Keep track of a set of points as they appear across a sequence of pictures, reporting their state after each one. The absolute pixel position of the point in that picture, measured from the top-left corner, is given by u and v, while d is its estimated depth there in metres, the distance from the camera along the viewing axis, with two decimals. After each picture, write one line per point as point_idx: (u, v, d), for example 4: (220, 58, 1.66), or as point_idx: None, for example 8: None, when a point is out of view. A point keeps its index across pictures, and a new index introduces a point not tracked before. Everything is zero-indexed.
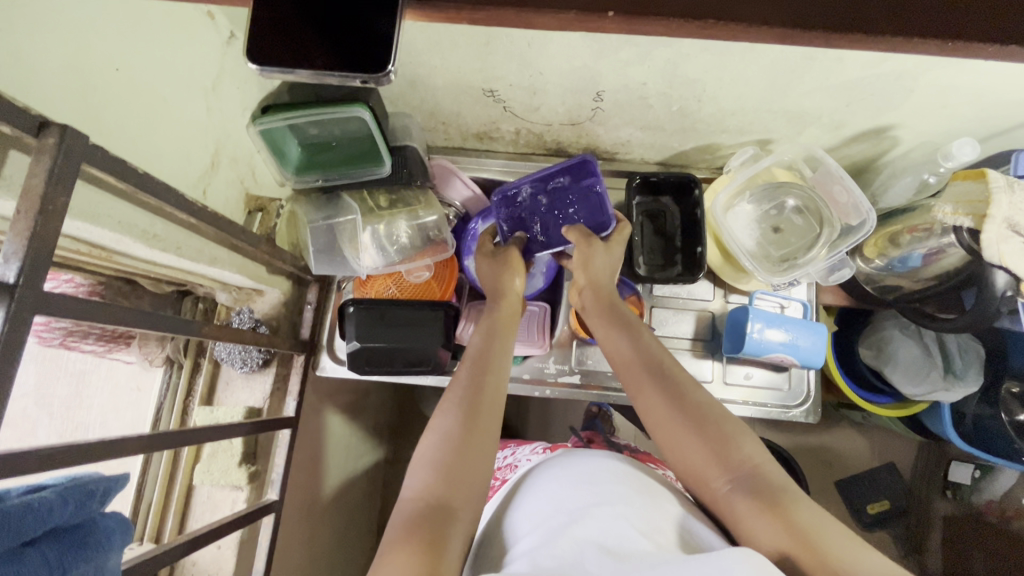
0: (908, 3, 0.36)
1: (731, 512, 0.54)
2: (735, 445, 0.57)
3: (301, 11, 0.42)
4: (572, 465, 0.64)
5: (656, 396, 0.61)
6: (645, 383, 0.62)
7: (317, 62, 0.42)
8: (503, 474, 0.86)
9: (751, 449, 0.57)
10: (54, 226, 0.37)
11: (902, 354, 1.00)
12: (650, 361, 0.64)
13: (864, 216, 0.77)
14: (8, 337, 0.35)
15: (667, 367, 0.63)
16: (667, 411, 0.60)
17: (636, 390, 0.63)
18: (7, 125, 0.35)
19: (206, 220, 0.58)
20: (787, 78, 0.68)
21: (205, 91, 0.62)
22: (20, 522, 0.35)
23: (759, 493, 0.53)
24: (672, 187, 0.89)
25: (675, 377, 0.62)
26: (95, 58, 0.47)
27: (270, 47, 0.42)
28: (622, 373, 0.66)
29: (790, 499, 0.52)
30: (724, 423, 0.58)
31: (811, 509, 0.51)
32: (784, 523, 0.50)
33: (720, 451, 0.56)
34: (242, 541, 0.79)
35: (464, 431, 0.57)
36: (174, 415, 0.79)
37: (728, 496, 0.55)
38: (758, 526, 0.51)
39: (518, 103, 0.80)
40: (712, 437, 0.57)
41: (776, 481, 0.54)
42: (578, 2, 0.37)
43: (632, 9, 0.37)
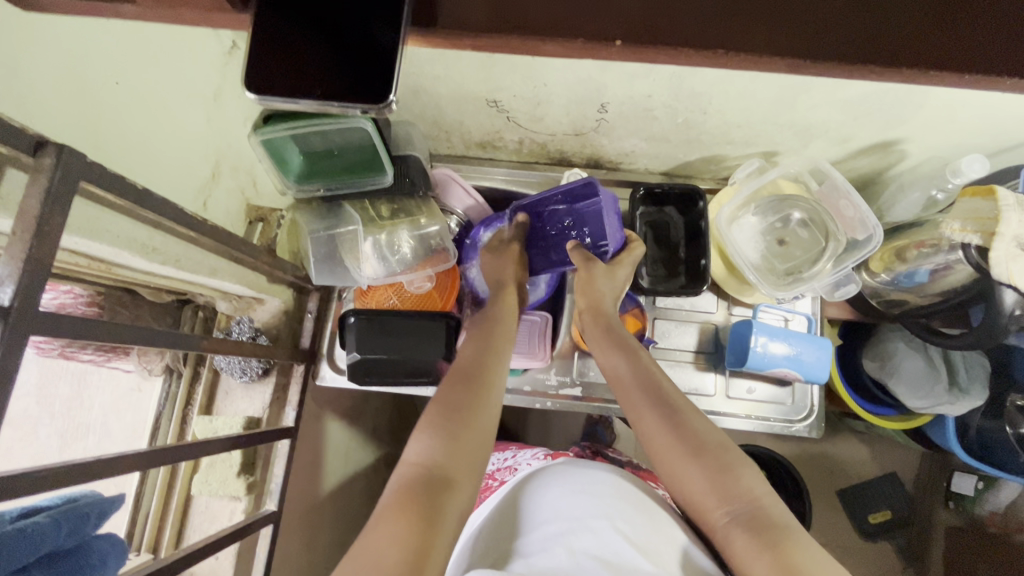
0: (930, 28, 0.39)
1: (729, 545, 0.53)
2: (734, 475, 0.56)
3: (301, 26, 0.41)
4: (571, 472, 0.66)
5: (655, 421, 0.60)
6: (645, 409, 0.62)
7: (319, 87, 0.42)
8: (502, 476, 0.85)
9: (752, 481, 0.56)
10: (50, 247, 0.37)
11: (907, 367, 0.99)
12: (649, 384, 0.64)
13: (871, 231, 0.76)
14: (3, 360, 0.34)
15: (667, 392, 0.63)
16: (667, 435, 0.59)
17: (635, 416, 0.63)
18: (5, 146, 0.35)
19: (206, 233, 0.57)
20: (795, 92, 0.68)
21: (205, 100, 0.61)
22: (13, 548, 0.34)
23: (758, 529, 0.52)
24: (677, 199, 0.88)
25: (675, 402, 0.62)
26: (93, 72, 0.46)
27: (270, 73, 0.41)
28: (621, 395, 0.65)
29: (788, 536, 0.51)
30: (724, 452, 0.57)
31: (810, 548, 0.50)
32: (780, 563, 0.49)
33: (719, 482, 0.55)
34: (240, 551, 0.78)
35: (468, 408, 0.58)
36: (173, 425, 0.80)
37: (727, 529, 0.54)
38: (755, 564, 0.50)
39: (522, 113, 0.79)
40: (711, 465, 0.56)
41: (775, 516, 0.53)
42: (585, 30, 0.40)
43: (639, 40, 0.40)
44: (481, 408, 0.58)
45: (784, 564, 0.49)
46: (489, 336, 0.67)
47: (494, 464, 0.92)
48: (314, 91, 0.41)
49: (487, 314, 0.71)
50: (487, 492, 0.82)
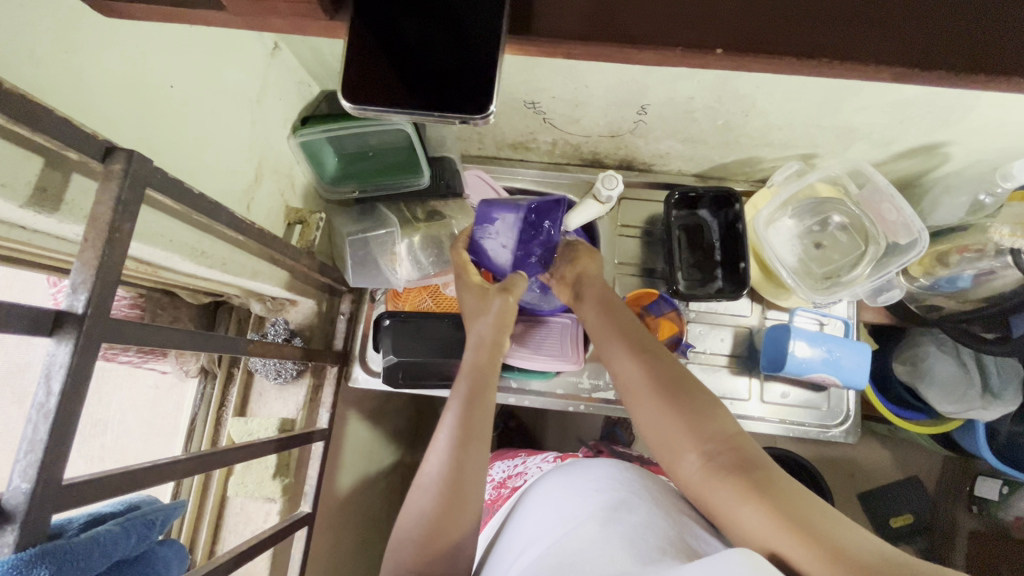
0: None
1: (719, 506, 0.51)
2: (722, 431, 0.55)
3: (380, 38, 0.37)
4: (587, 467, 0.64)
5: (637, 377, 0.61)
6: (638, 384, 0.60)
7: (390, 97, 0.40)
8: (514, 483, 0.85)
9: (729, 427, 0.56)
10: (121, 253, 0.36)
11: (938, 371, 0.97)
12: (645, 359, 0.62)
13: (915, 236, 0.74)
14: (77, 368, 0.34)
15: (654, 353, 0.62)
16: (647, 390, 0.59)
17: (629, 392, 0.61)
18: (76, 153, 0.35)
19: (253, 237, 0.57)
20: (841, 95, 0.67)
21: (250, 103, 0.61)
22: (88, 556, 0.34)
23: (747, 477, 0.51)
24: (711, 201, 0.87)
25: (656, 356, 0.62)
26: (149, 76, 0.46)
27: (372, 89, 0.40)
28: (606, 357, 0.66)
29: (777, 483, 0.50)
30: (702, 400, 0.57)
31: (795, 490, 0.49)
32: (769, 505, 0.48)
33: (705, 437, 0.55)
34: (275, 553, 0.79)
35: (451, 474, 0.59)
36: (207, 427, 0.81)
37: (706, 476, 0.53)
38: (746, 516, 0.48)
39: (559, 115, 0.79)
40: (690, 413, 0.56)
41: (755, 459, 0.53)
42: (685, 35, 0.32)
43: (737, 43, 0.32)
44: (455, 514, 0.57)
45: (777, 510, 0.47)
46: (469, 412, 0.63)
47: (503, 473, 0.92)
48: (408, 101, 0.40)
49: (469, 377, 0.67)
50: (498, 501, 0.82)
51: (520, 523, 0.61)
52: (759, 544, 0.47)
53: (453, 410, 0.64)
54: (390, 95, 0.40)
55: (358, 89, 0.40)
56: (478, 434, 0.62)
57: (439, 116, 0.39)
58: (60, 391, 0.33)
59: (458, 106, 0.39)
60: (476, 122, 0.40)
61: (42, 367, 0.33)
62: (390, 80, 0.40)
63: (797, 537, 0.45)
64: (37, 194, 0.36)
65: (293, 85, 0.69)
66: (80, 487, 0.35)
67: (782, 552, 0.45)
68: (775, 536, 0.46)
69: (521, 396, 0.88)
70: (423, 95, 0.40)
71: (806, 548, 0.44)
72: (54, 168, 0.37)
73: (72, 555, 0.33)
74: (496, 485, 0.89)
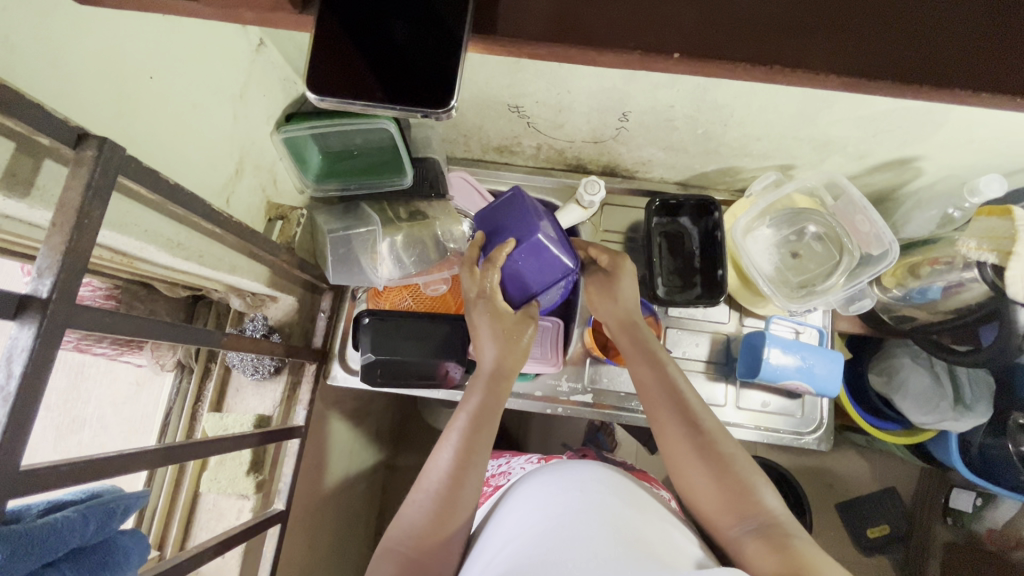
0: None
1: (741, 558, 0.52)
2: (756, 494, 0.55)
3: (349, 26, 0.37)
4: (567, 469, 0.65)
5: (677, 429, 0.61)
6: (674, 430, 0.61)
7: (360, 85, 0.40)
8: (496, 481, 0.85)
9: (770, 498, 0.55)
10: (88, 239, 0.36)
11: (913, 381, 0.99)
12: (683, 411, 0.62)
13: (886, 247, 0.76)
14: (38, 353, 0.34)
15: (693, 406, 0.63)
16: (685, 446, 0.60)
17: (667, 446, 0.62)
18: (47, 138, 0.35)
19: (231, 230, 0.57)
20: (816, 107, 0.68)
21: (233, 98, 0.62)
22: (45, 542, 0.34)
23: (773, 537, 0.51)
24: (691, 209, 0.89)
25: (697, 415, 0.62)
26: (130, 66, 0.46)
27: (329, 76, 0.40)
28: (646, 404, 0.65)
29: (800, 543, 0.50)
30: (743, 469, 0.57)
31: (819, 552, 0.49)
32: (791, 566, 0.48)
33: (738, 500, 0.55)
34: (247, 551, 0.78)
35: (448, 490, 0.59)
36: (182, 421, 0.80)
37: (739, 540, 0.53)
38: (763, 566, 0.49)
39: (543, 119, 0.80)
40: (728, 480, 0.56)
41: (789, 529, 0.52)
42: (646, 39, 0.33)
43: (702, 44, 0.32)
44: (444, 524, 0.58)
45: (792, 563, 0.47)
46: (471, 433, 0.63)
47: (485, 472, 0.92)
48: (375, 95, 0.40)
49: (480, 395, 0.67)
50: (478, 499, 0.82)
51: (501, 519, 0.61)
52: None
53: (455, 429, 0.64)
54: (359, 78, 0.40)
55: (322, 79, 0.40)
56: (479, 449, 0.63)
57: (401, 109, 0.39)
58: (21, 373, 0.33)
59: (422, 99, 0.39)
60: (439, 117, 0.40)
61: (4, 351, 0.33)
62: (357, 70, 0.39)
63: None
64: (6, 178, 0.36)
65: (276, 81, 0.70)
66: (40, 474, 0.35)
67: None
68: None
69: None
70: (391, 90, 0.40)
71: None
72: (26, 153, 0.37)
73: (27, 540, 0.33)
74: None
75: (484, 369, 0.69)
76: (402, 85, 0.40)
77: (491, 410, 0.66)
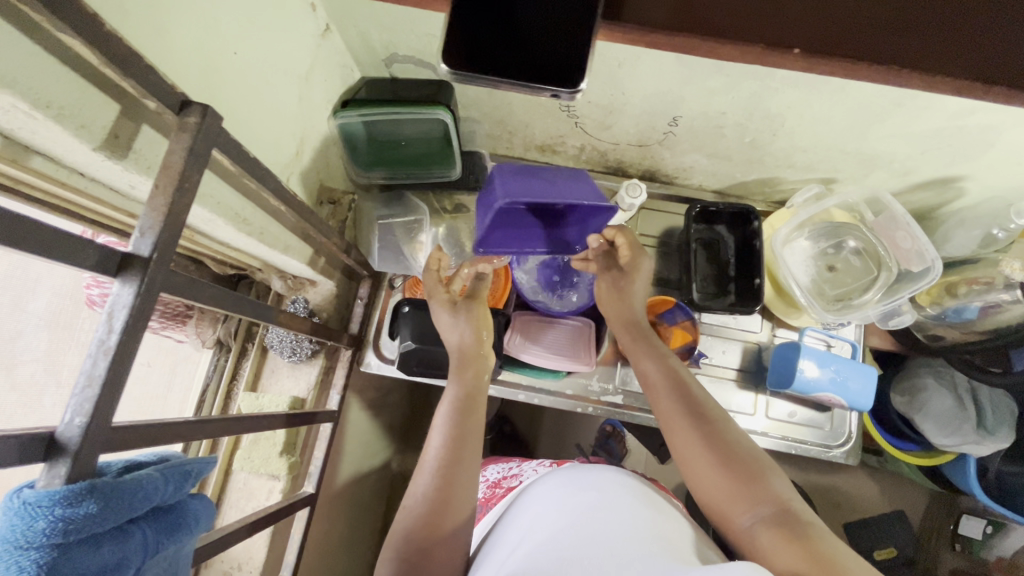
0: None
1: (753, 549, 0.51)
2: (766, 481, 0.55)
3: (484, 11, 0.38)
4: (578, 472, 0.65)
5: (683, 420, 0.61)
6: (680, 419, 0.62)
7: (483, 62, 0.39)
8: (508, 483, 0.84)
9: (780, 486, 0.54)
10: (186, 203, 0.37)
11: (935, 404, 0.99)
12: (688, 402, 0.63)
13: (929, 264, 0.75)
14: (138, 312, 0.34)
15: (699, 397, 0.63)
16: (690, 434, 0.60)
17: (673, 439, 0.62)
18: (156, 103, 0.36)
19: (294, 209, 0.58)
20: (867, 122, 0.69)
21: (299, 80, 0.63)
22: (133, 498, 0.34)
23: (786, 525, 0.50)
24: (729, 218, 0.90)
25: (704, 405, 0.62)
26: (218, 40, 0.47)
27: (470, 49, 0.38)
28: (653, 398, 0.66)
29: (815, 531, 0.49)
30: (753, 458, 0.57)
31: (835, 542, 0.48)
32: (806, 552, 0.46)
33: (746, 490, 0.54)
34: (275, 532, 0.78)
35: (438, 491, 0.59)
36: (218, 398, 0.80)
37: (751, 531, 0.52)
38: (778, 556, 0.48)
39: (592, 120, 0.81)
40: (737, 470, 0.56)
41: (804, 517, 0.51)
42: (769, 31, 0.34)
43: (822, 43, 0.33)
44: (444, 521, 0.58)
45: (806, 550, 0.46)
46: (459, 428, 0.64)
47: (498, 473, 0.90)
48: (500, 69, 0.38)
49: (466, 391, 0.68)
50: (491, 500, 0.82)
51: (516, 519, 0.62)
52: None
53: (439, 429, 0.64)
54: (491, 54, 0.39)
55: (462, 55, 0.38)
56: (469, 451, 0.63)
57: (538, 85, 0.38)
58: (121, 330, 0.33)
59: (556, 75, 0.38)
60: (562, 98, 0.40)
61: (105, 306, 0.34)
62: (487, 46, 0.38)
63: None
64: (109, 140, 0.37)
65: (337, 68, 0.71)
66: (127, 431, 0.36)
67: None
68: None
69: (531, 393, 0.89)
70: (523, 68, 0.38)
71: None
72: (128, 116, 0.38)
73: (118, 494, 0.33)
74: (490, 485, 0.88)
75: (463, 361, 0.70)
76: (535, 61, 0.38)
77: (476, 401, 0.68)
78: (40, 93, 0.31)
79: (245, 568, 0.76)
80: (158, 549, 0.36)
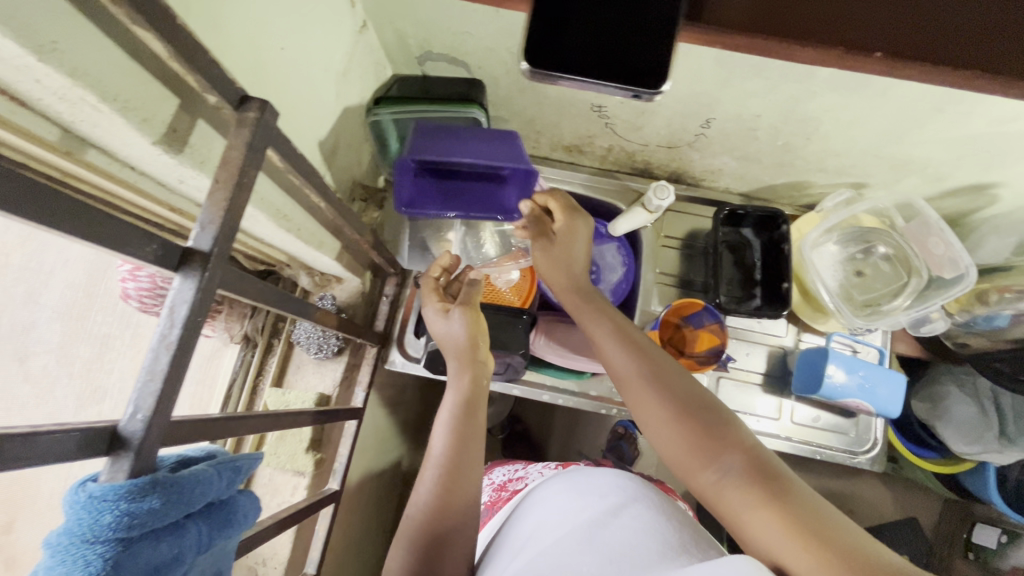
0: None
1: (724, 509, 0.48)
2: (727, 431, 0.51)
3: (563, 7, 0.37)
4: (584, 471, 0.64)
5: (637, 377, 0.57)
6: (633, 377, 0.57)
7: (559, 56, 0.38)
8: (513, 486, 0.83)
9: (742, 435, 0.51)
10: (244, 199, 0.37)
11: (957, 411, 0.98)
12: (638, 357, 0.58)
13: (963, 271, 0.75)
14: (199, 307, 0.34)
15: (647, 349, 0.58)
16: (645, 393, 0.55)
17: (628, 397, 0.58)
18: (218, 97, 0.36)
19: (333, 206, 0.58)
20: (905, 127, 0.68)
21: (336, 76, 0.63)
22: (190, 493, 0.34)
23: (754, 481, 0.47)
24: (756, 220, 0.89)
25: (655, 357, 0.57)
26: (267, 35, 0.47)
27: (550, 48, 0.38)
28: (602, 354, 0.61)
29: (785, 486, 0.46)
30: (711, 409, 0.53)
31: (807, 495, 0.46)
32: (784, 518, 0.44)
33: (706, 445, 0.50)
34: (300, 529, 0.78)
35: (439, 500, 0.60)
36: (244, 394, 0.80)
37: (717, 488, 0.49)
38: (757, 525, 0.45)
39: (622, 120, 0.80)
40: (696, 424, 0.52)
41: (772, 468, 0.48)
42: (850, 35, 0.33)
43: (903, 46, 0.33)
44: (447, 526, 0.59)
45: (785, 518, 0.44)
46: (459, 433, 0.64)
47: (501, 477, 0.89)
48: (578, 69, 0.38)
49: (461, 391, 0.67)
50: (496, 503, 0.82)
51: (525, 520, 0.62)
52: (767, 549, 0.44)
53: (442, 428, 0.65)
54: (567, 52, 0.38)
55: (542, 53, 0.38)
56: (466, 457, 0.63)
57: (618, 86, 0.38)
58: (182, 324, 0.33)
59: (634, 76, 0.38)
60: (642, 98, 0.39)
61: (166, 301, 0.34)
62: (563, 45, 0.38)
63: (815, 554, 0.41)
64: (168, 134, 0.37)
65: (371, 65, 0.71)
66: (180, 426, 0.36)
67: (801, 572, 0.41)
68: (791, 550, 0.42)
69: (555, 394, 0.89)
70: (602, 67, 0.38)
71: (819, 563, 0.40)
72: (186, 110, 0.38)
73: (176, 488, 0.33)
74: (495, 488, 0.87)
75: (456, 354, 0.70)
76: (612, 60, 0.38)
77: (477, 402, 0.67)
78: (109, 86, 0.31)
79: (269, 564, 0.77)
80: (210, 544, 0.36)
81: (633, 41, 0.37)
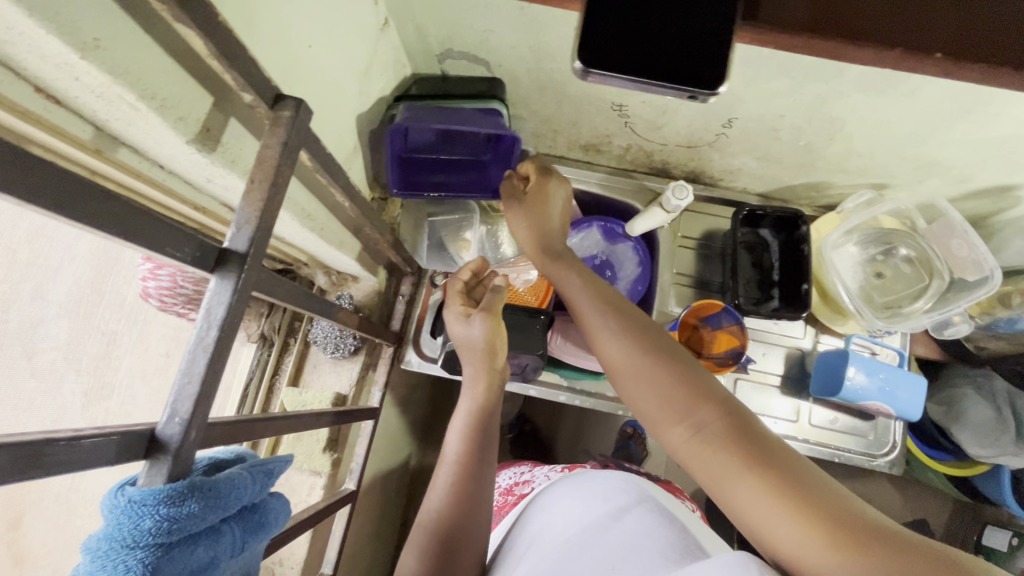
0: None
1: (696, 465, 0.47)
2: (701, 387, 0.49)
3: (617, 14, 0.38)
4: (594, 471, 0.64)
5: (609, 336, 0.55)
6: (606, 336, 0.55)
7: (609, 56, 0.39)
8: (520, 491, 0.82)
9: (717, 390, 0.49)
10: (279, 200, 0.37)
11: (973, 414, 0.97)
12: (613, 316, 0.56)
13: (987, 274, 0.74)
14: (235, 309, 0.34)
15: (622, 308, 0.57)
16: (617, 351, 0.54)
17: (603, 358, 0.56)
18: (254, 96, 0.35)
19: (356, 206, 0.57)
20: (931, 128, 0.67)
21: (359, 74, 0.62)
22: (227, 495, 0.34)
23: (730, 438, 0.45)
24: (775, 221, 0.88)
25: (629, 316, 0.56)
26: (296, 33, 0.47)
27: (601, 47, 0.39)
28: (577, 314, 0.59)
29: (762, 444, 0.44)
30: (686, 365, 0.51)
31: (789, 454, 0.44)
32: (762, 479, 0.42)
33: (679, 402, 0.49)
34: (316, 529, 0.78)
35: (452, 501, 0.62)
36: (260, 393, 0.79)
37: (689, 446, 0.47)
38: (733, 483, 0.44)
39: (642, 120, 0.80)
40: (670, 381, 0.50)
41: (749, 425, 0.46)
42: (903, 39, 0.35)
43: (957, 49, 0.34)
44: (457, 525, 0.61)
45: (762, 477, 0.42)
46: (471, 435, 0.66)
47: (509, 479, 0.89)
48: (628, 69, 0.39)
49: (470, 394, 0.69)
50: (503, 508, 0.81)
51: (533, 517, 0.62)
52: (743, 508, 0.43)
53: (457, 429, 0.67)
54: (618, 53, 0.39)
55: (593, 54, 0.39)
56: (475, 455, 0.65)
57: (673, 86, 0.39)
58: (219, 326, 0.33)
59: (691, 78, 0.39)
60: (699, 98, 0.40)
61: (203, 302, 0.33)
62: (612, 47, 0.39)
63: (794, 514, 0.40)
64: (203, 133, 0.37)
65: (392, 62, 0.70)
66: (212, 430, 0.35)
67: (779, 535, 0.40)
68: (772, 512, 0.41)
69: (571, 395, 0.88)
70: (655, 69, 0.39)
71: (797, 526, 0.39)
72: (219, 109, 0.38)
73: (213, 491, 0.33)
74: (502, 492, 0.87)
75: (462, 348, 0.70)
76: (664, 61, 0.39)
77: (492, 408, 0.68)
78: (149, 85, 0.31)
79: (286, 564, 0.76)
80: (243, 547, 0.36)
81: (686, 43, 0.38)
